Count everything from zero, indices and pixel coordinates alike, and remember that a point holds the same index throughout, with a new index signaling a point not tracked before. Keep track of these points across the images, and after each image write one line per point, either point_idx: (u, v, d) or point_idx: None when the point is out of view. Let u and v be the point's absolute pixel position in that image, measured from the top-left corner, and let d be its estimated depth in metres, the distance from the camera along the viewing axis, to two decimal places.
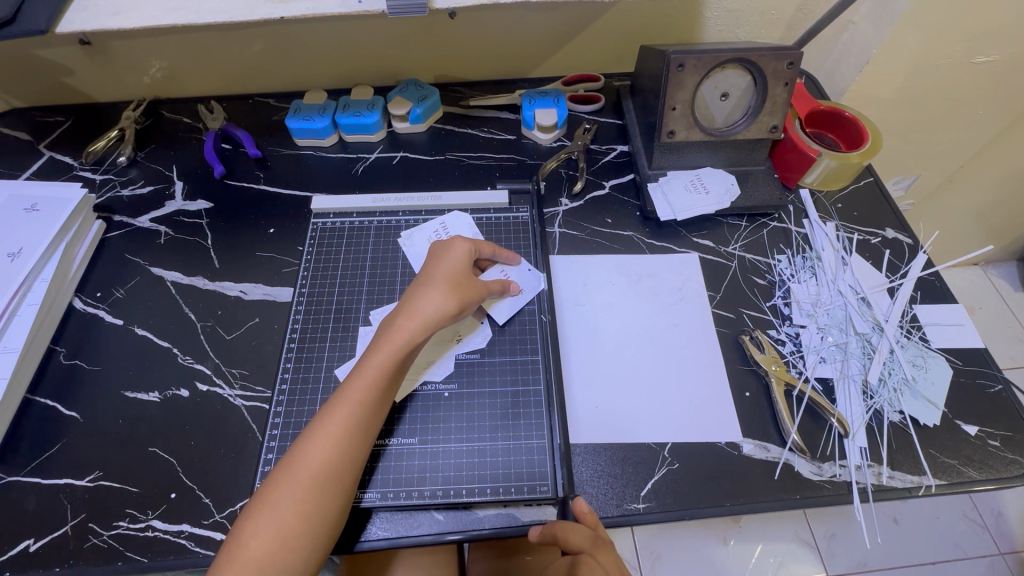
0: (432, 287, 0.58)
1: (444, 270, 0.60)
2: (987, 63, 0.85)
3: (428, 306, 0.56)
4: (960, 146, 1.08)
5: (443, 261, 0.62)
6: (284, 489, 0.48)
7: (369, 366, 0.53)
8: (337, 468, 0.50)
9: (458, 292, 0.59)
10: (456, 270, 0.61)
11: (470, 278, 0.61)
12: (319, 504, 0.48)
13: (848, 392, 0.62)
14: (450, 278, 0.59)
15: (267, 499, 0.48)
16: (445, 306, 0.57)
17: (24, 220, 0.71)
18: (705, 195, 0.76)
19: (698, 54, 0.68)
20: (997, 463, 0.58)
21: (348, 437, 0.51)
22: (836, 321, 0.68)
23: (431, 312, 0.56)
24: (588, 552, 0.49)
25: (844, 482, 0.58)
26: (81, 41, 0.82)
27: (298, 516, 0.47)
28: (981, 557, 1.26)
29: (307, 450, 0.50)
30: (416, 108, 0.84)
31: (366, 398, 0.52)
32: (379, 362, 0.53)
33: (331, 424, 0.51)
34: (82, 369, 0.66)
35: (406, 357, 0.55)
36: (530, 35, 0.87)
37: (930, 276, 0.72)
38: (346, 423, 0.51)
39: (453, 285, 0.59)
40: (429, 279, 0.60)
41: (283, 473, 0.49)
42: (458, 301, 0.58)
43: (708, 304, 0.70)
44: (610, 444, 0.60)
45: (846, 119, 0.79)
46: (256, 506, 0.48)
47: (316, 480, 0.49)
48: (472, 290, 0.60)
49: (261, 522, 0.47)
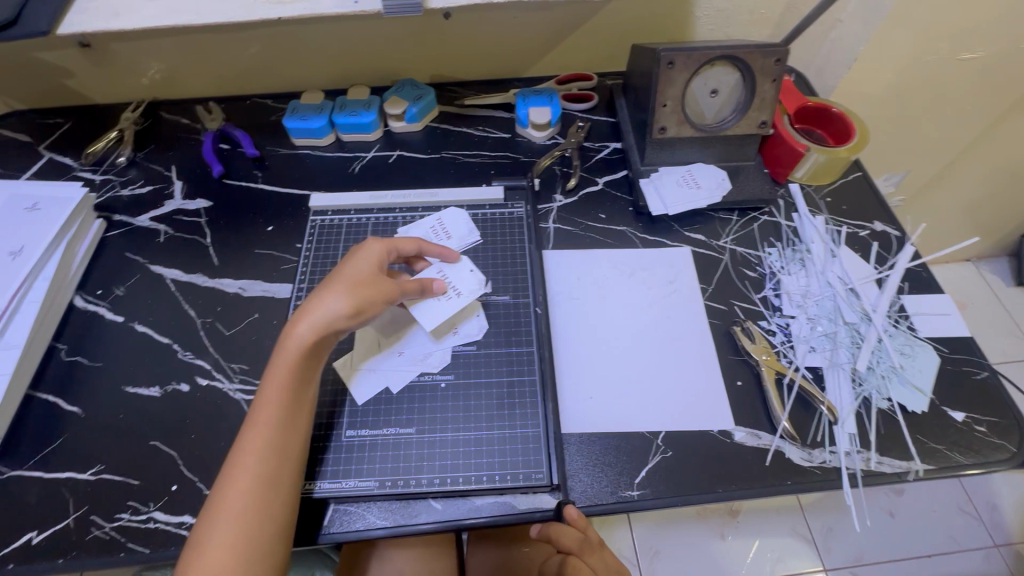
0: (327, 290, 0.56)
1: (353, 272, 0.58)
2: (972, 59, 0.87)
3: (322, 311, 0.54)
4: (948, 142, 1.09)
5: (347, 264, 0.59)
6: (214, 525, 0.46)
7: (272, 379, 0.52)
8: (264, 486, 0.49)
9: (357, 292, 0.56)
10: (363, 271, 0.58)
11: (378, 277, 0.58)
12: (257, 527, 0.47)
13: (837, 380, 0.64)
14: (356, 281, 0.57)
15: (200, 540, 0.46)
16: (345, 308, 0.55)
17: (26, 219, 0.72)
18: (697, 190, 0.77)
19: (687, 51, 0.69)
20: (984, 447, 0.59)
21: (268, 453, 0.50)
22: (825, 311, 0.69)
23: (326, 317, 0.54)
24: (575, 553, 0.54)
25: (834, 468, 0.59)
26: (81, 43, 0.84)
27: (237, 545, 0.46)
28: (977, 549, 1.27)
29: (230, 477, 0.48)
30: (412, 107, 0.86)
31: (275, 410, 0.51)
32: (280, 372, 0.53)
33: (249, 444, 0.50)
34: (83, 365, 0.67)
35: (308, 361, 0.54)
36: (524, 35, 0.89)
37: (917, 267, 0.73)
38: (263, 438, 0.50)
39: (353, 285, 0.56)
40: (329, 282, 0.57)
41: (212, 508, 0.47)
42: (357, 300, 0.56)
43: (700, 297, 0.71)
44: (604, 433, 0.61)
45: (834, 115, 0.80)
46: (190, 550, 0.46)
47: (246, 504, 0.47)
48: (382, 288, 0.58)
49: (198, 566, 0.45)
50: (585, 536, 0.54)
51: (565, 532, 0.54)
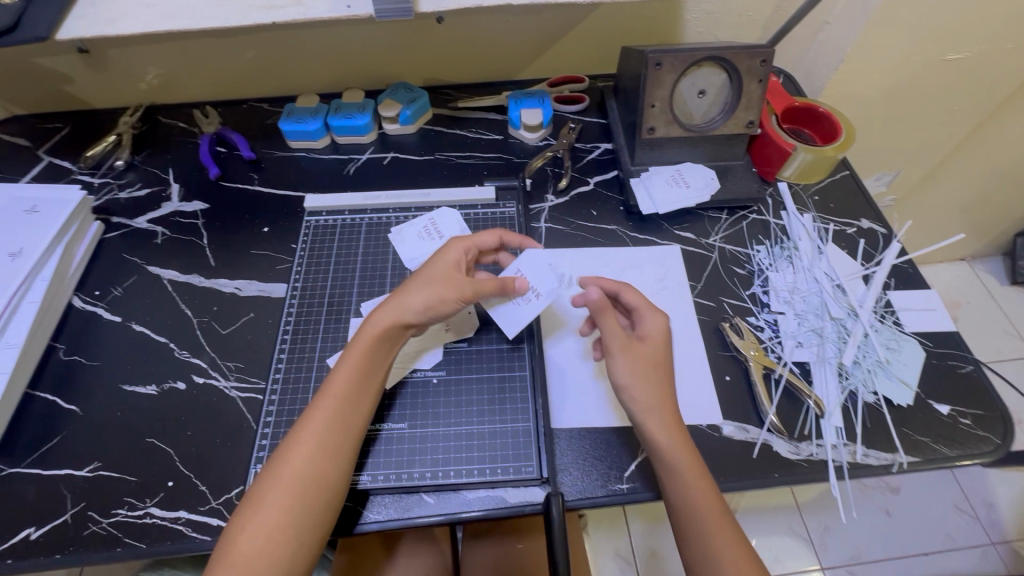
0: (413, 285, 0.59)
1: (434, 269, 0.60)
2: (957, 60, 0.88)
3: (405, 304, 0.57)
4: (938, 142, 1.11)
5: (434, 260, 0.61)
6: (273, 486, 0.50)
7: (345, 361, 0.55)
8: (322, 462, 0.51)
9: (438, 288, 0.58)
10: (445, 269, 0.60)
11: (458, 275, 0.60)
12: (308, 499, 0.50)
13: (824, 374, 0.64)
14: (439, 277, 0.59)
15: (258, 498, 0.49)
16: (427, 301, 0.57)
17: (25, 221, 0.73)
18: (686, 189, 0.78)
19: (674, 53, 0.70)
20: (968, 440, 0.60)
21: (331, 431, 0.52)
22: (812, 307, 0.70)
23: (407, 309, 0.57)
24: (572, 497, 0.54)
25: (821, 460, 0.59)
26: (80, 49, 0.85)
27: (290, 509, 0.49)
28: (973, 547, 1.27)
29: (293, 445, 0.51)
30: (406, 110, 0.87)
31: (343, 392, 0.54)
32: (353, 357, 0.55)
33: (315, 419, 0.53)
34: (82, 365, 0.68)
35: (382, 350, 0.57)
36: (516, 38, 0.90)
37: (903, 263, 0.74)
38: (329, 416, 0.53)
39: (436, 282, 0.59)
40: (417, 276, 0.60)
41: (272, 471, 0.51)
42: (436, 297, 0.58)
43: (690, 294, 0.72)
44: (594, 427, 0.62)
45: (821, 114, 0.81)
46: (248, 505, 0.50)
47: (303, 473, 0.50)
48: (466, 287, 0.59)
49: (253, 521, 0.48)
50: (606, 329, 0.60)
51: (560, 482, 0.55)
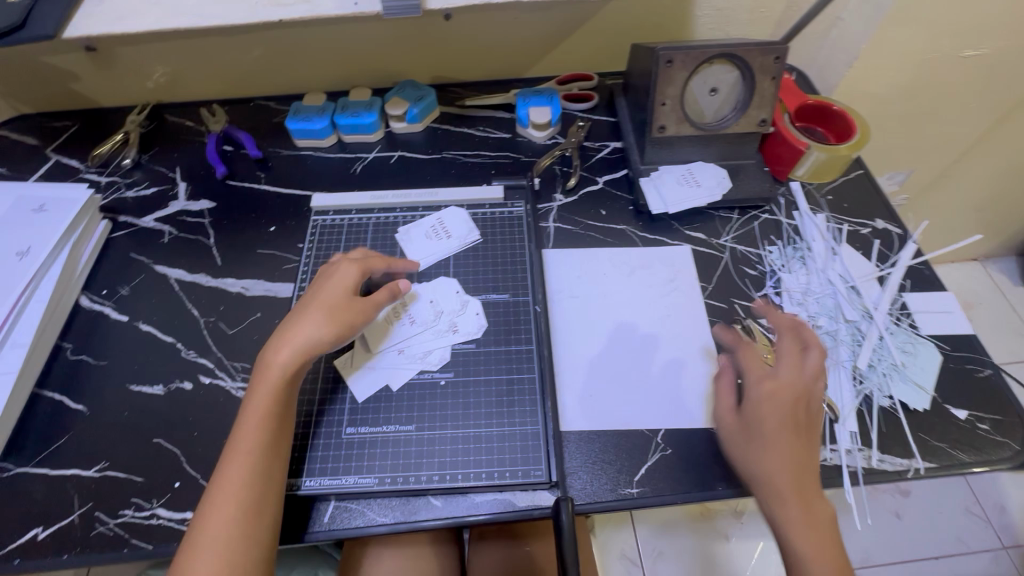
0: (304, 317, 0.58)
1: (325, 296, 0.60)
2: (974, 56, 0.87)
3: (303, 337, 0.57)
4: (953, 140, 1.09)
5: (323, 287, 0.61)
6: (200, 545, 0.48)
7: (252, 403, 0.54)
8: (246, 510, 0.49)
9: (335, 316, 0.59)
10: (337, 294, 0.60)
11: (349, 299, 0.60)
12: (239, 551, 0.48)
13: (838, 377, 0.63)
14: (333, 303, 0.59)
15: (181, 571, 0.47)
16: (327, 330, 0.58)
17: (33, 220, 0.73)
18: (697, 188, 0.77)
19: (685, 50, 0.69)
20: (987, 446, 0.59)
21: (251, 477, 0.51)
22: (826, 309, 0.69)
23: (306, 343, 0.57)
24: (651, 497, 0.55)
25: (835, 466, 0.58)
26: (87, 47, 0.85)
27: (221, 566, 0.47)
28: (985, 551, 1.25)
29: (214, 499, 0.50)
30: (413, 108, 0.86)
31: (255, 439, 0.52)
32: (260, 398, 0.54)
33: (232, 467, 0.51)
34: (89, 364, 0.68)
35: (288, 385, 0.55)
36: (524, 35, 0.89)
37: (920, 265, 0.73)
38: (246, 463, 0.51)
39: (331, 310, 0.59)
40: (306, 306, 0.60)
41: (196, 530, 0.49)
42: (333, 326, 0.58)
43: (701, 295, 0.71)
44: (603, 431, 0.61)
45: (834, 113, 0.80)
46: (177, 569, 0.47)
47: (230, 525, 0.48)
48: (358, 310, 0.60)
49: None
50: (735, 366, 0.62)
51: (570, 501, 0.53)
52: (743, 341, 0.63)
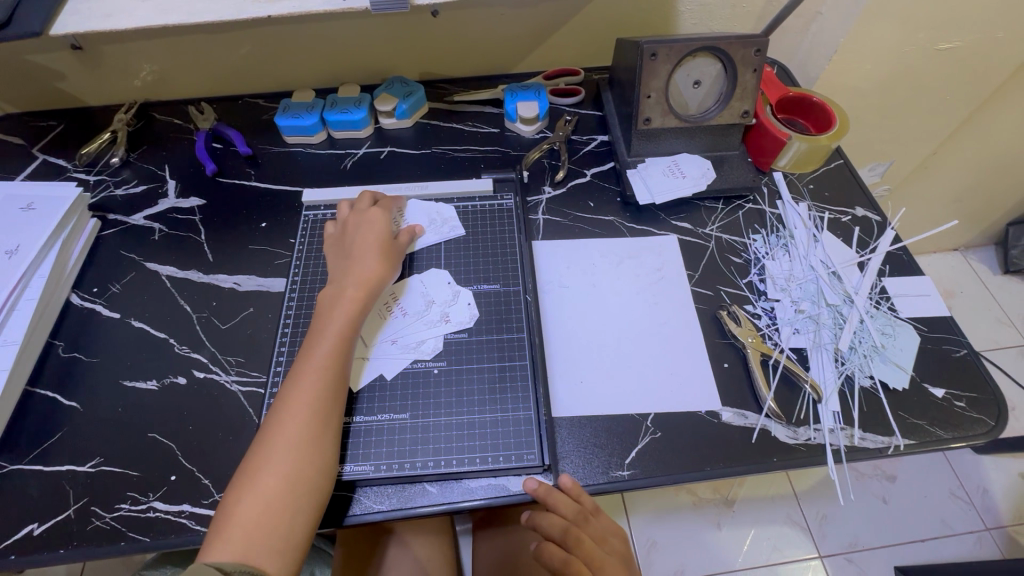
0: (368, 257, 0.66)
1: (369, 237, 0.68)
2: (948, 49, 0.89)
3: (371, 273, 0.64)
4: (930, 132, 1.12)
5: (365, 232, 0.68)
6: (268, 457, 0.51)
7: (323, 339, 0.58)
8: (311, 428, 0.53)
9: (387, 254, 0.67)
10: (380, 235, 0.68)
11: (389, 240, 0.69)
12: (303, 465, 0.51)
13: (821, 360, 0.65)
14: (374, 243, 0.67)
15: (254, 470, 0.51)
16: (378, 270, 0.65)
17: (21, 219, 0.73)
18: (682, 179, 0.79)
19: (669, 43, 0.71)
20: (963, 422, 0.61)
21: (318, 400, 0.54)
22: (808, 294, 0.71)
23: (375, 279, 0.64)
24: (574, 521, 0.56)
25: (819, 444, 0.60)
26: (73, 45, 0.84)
27: (285, 478, 0.50)
28: (969, 533, 1.29)
29: (284, 414, 0.53)
30: (402, 104, 0.87)
31: (328, 362, 0.57)
32: (331, 334, 0.59)
33: (302, 391, 0.55)
34: (81, 361, 0.68)
35: (353, 325, 0.61)
36: (511, 31, 0.90)
37: (898, 250, 0.75)
38: (319, 378, 0.55)
39: (383, 250, 0.67)
40: (360, 248, 0.67)
41: (265, 442, 0.52)
42: (392, 264, 0.67)
43: (687, 283, 0.73)
44: (594, 416, 0.62)
45: (815, 104, 0.82)
46: (242, 480, 0.51)
47: (298, 440, 0.52)
48: (393, 248, 0.69)
49: (247, 495, 0.49)
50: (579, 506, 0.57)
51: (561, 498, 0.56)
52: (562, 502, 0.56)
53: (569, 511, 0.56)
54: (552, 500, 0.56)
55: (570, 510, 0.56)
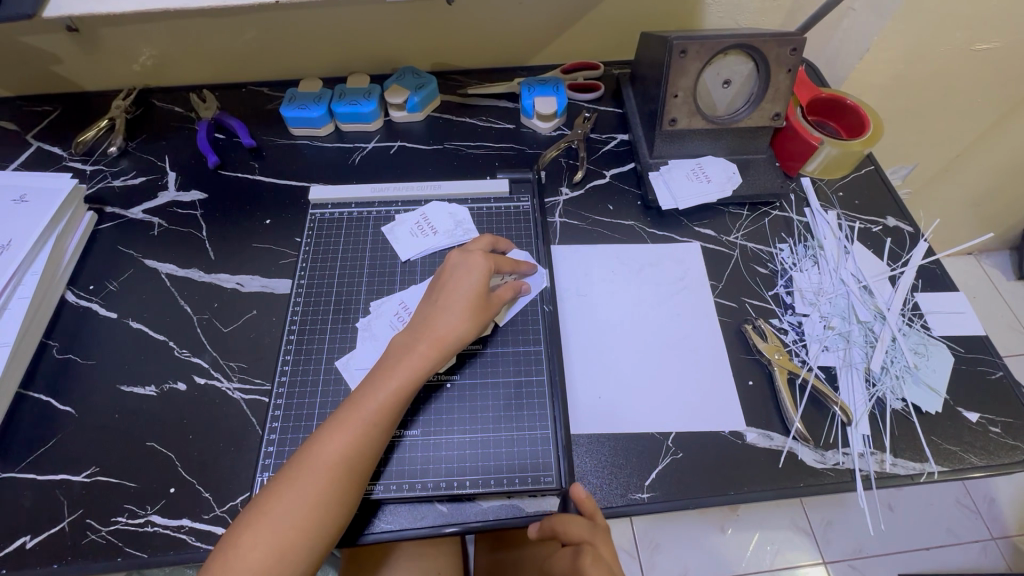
0: (451, 312, 0.58)
1: (463, 292, 0.59)
2: (987, 50, 0.85)
3: (448, 332, 0.57)
4: (958, 135, 1.08)
5: (464, 282, 0.60)
6: (284, 504, 0.48)
7: (374, 390, 0.54)
8: (338, 486, 0.49)
9: (475, 318, 0.59)
10: (475, 292, 0.59)
11: (487, 299, 0.60)
12: (317, 520, 0.48)
13: (851, 380, 0.62)
14: (467, 301, 0.59)
15: (268, 512, 0.48)
16: (461, 329, 0.58)
17: (14, 212, 0.69)
18: (707, 183, 0.75)
19: (700, 40, 0.67)
20: (997, 449, 0.58)
21: (353, 459, 0.50)
22: (838, 310, 0.67)
23: (451, 340, 0.57)
24: (589, 542, 0.50)
25: (848, 470, 0.57)
26: (68, 27, 0.80)
27: (298, 529, 0.47)
28: (974, 542, 1.27)
29: (314, 462, 0.50)
30: (413, 96, 0.83)
31: (374, 420, 0.52)
32: (388, 387, 0.54)
33: (338, 443, 0.51)
34: (77, 363, 0.65)
35: (415, 385, 0.55)
36: (527, 21, 0.86)
37: (931, 264, 0.72)
38: (360, 436, 0.51)
39: (473, 311, 0.59)
40: (447, 300, 0.59)
41: (287, 483, 0.49)
42: (474, 329, 0.59)
43: (711, 294, 0.70)
44: (611, 434, 0.59)
45: (847, 107, 0.78)
46: (253, 513, 0.48)
47: (320, 493, 0.49)
48: (489, 307, 0.60)
49: (255, 534, 0.47)
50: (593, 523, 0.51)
51: (574, 521, 0.51)
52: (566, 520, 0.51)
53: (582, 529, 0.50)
54: (560, 524, 0.51)
55: (583, 530, 0.50)
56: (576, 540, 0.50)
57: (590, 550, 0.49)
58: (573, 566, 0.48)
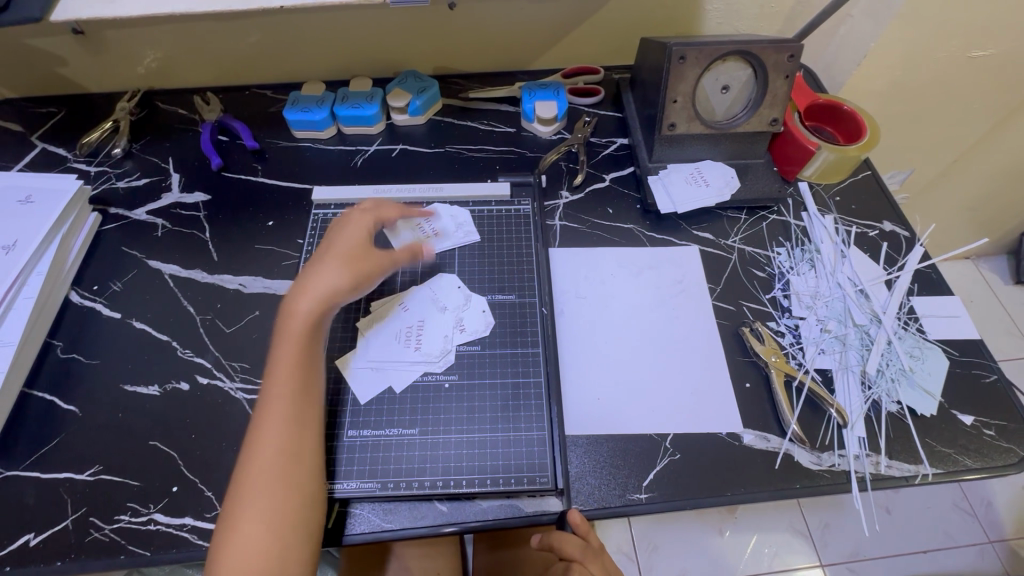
0: (323, 265, 0.58)
1: (343, 245, 0.60)
2: (982, 57, 0.86)
3: (320, 286, 0.56)
4: (954, 141, 1.09)
5: (341, 237, 0.60)
6: (244, 506, 0.48)
7: (279, 366, 0.53)
8: (284, 465, 0.49)
9: (353, 266, 0.58)
10: (351, 244, 0.60)
11: (367, 248, 0.60)
12: (289, 505, 0.48)
13: (847, 383, 0.63)
14: (341, 253, 0.59)
15: (231, 518, 0.47)
16: (338, 283, 0.57)
17: (20, 213, 0.70)
18: (706, 187, 0.76)
19: (699, 46, 0.68)
20: (991, 452, 0.59)
21: (291, 436, 0.51)
22: (835, 313, 0.68)
23: (323, 289, 0.56)
24: (579, 560, 0.52)
25: (843, 471, 0.58)
26: (74, 30, 0.81)
27: (274, 522, 0.47)
28: (971, 545, 1.28)
29: (258, 453, 0.49)
30: (415, 100, 0.84)
31: (290, 390, 0.52)
32: (288, 356, 0.53)
33: (263, 428, 0.50)
34: (81, 363, 0.65)
35: (314, 346, 0.55)
36: (528, 27, 0.87)
37: (927, 268, 0.72)
38: (280, 410, 0.51)
39: (349, 260, 0.58)
40: (324, 255, 0.59)
41: (241, 485, 0.48)
42: (354, 275, 0.58)
43: (709, 297, 0.70)
44: (608, 436, 0.60)
45: (844, 112, 0.79)
46: (224, 525, 0.47)
47: (270, 482, 0.48)
48: (367, 257, 0.60)
49: (235, 539, 0.46)
50: (587, 542, 0.54)
51: (569, 538, 0.53)
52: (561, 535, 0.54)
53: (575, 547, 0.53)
54: (554, 541, 0.54)
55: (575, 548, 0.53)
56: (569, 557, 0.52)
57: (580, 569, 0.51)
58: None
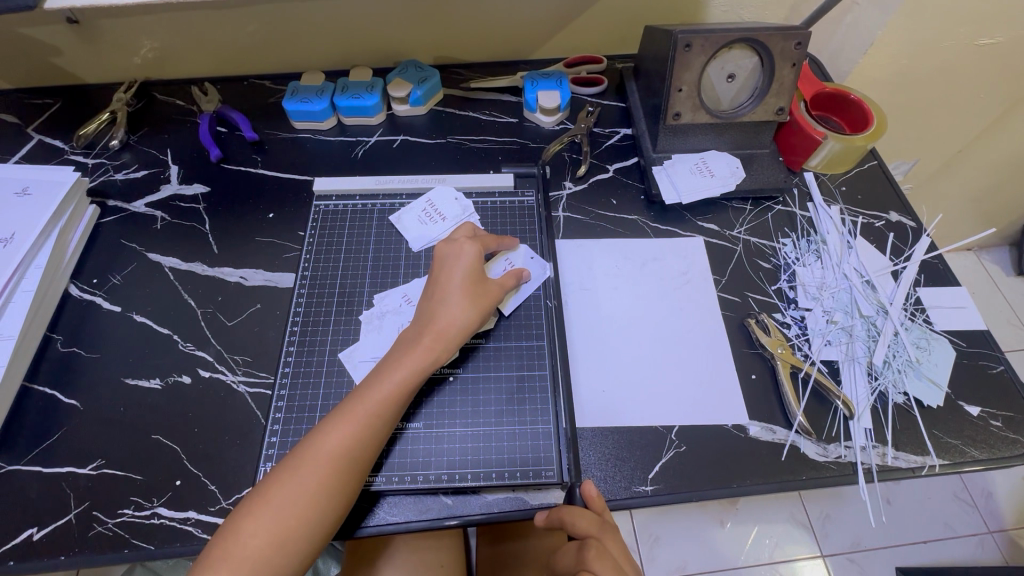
0: (452, 300, 0.59)
1: (458, 278, 0.60)
2: (990, 45, 0.84)
3: (448, 321, 0.58)
4: (960, 130, 1.08)
5: (455, 269, 0.61)
6: (286, 492, 0.48)
7: (382, 383, 0.54)
8: (342, 474, 0.50)
9: (475, 304, 0.59)
10: (468, 278, 0.60)
11: (484, 284, 0.61)
12: (317, 505, 0.49)
13: (853, 374, 0.63)
14: (463, 287, 0.60)
15: (269, 498, 0.48)
16: (462, 318, 0.58)
17: (16, 206, 0.69)
18: (710, 178, 0.75)
19: (705, 33, 0.66)
20: (998, 442, 0.59)
21: (355, 450, 0.51)
22: (841, 304, 0.68)
23: (448, 327, 0.58)
24: (595, 536, 0.50)
25: (849, 463, 0.58)
26: (69, 19, 0.80)
27: (297, 517, 0.48)
28: (971, 535, 1.28)
29: (319, 454, 0.50)
30: (416, 90, 0.83)
31: (381, 411, 0.53)
32: (396, 380, 0.54)
33: (343, 432, 0.51)
34: (81, 356, 0.65)
35: (419, 380, 0.55)
36: (530, 16, 0.86)
37: (933, 259, 0.72)
38: (366, 425, 0.52)
39: (472, 296, 0.60)
40: (446, 287, 0.60)
41: (291, 473, 0.49)
42: (476, 314, 0.59)
43: (714, 288, 0.70)
44: (615, 428, 0.60)
45: (851, 102, 0.78)
46: (255, 500, 0.49)
47: (323, 483, 0.49)
48: (487, 293, 0.61)
49: (264, 519, 0.47)
50: (602, 518, 0.52)
51: (581, 513, 0.51)
52: (565, 508, 0.52)
53: (589, 522, 0.51)
54: (567, 517, 0.51)
55: (590, 524, 0.50)
56: (582, 535, 0.50)
57: (595, 543, 0.49)
58: (578, 560, 0.50)
